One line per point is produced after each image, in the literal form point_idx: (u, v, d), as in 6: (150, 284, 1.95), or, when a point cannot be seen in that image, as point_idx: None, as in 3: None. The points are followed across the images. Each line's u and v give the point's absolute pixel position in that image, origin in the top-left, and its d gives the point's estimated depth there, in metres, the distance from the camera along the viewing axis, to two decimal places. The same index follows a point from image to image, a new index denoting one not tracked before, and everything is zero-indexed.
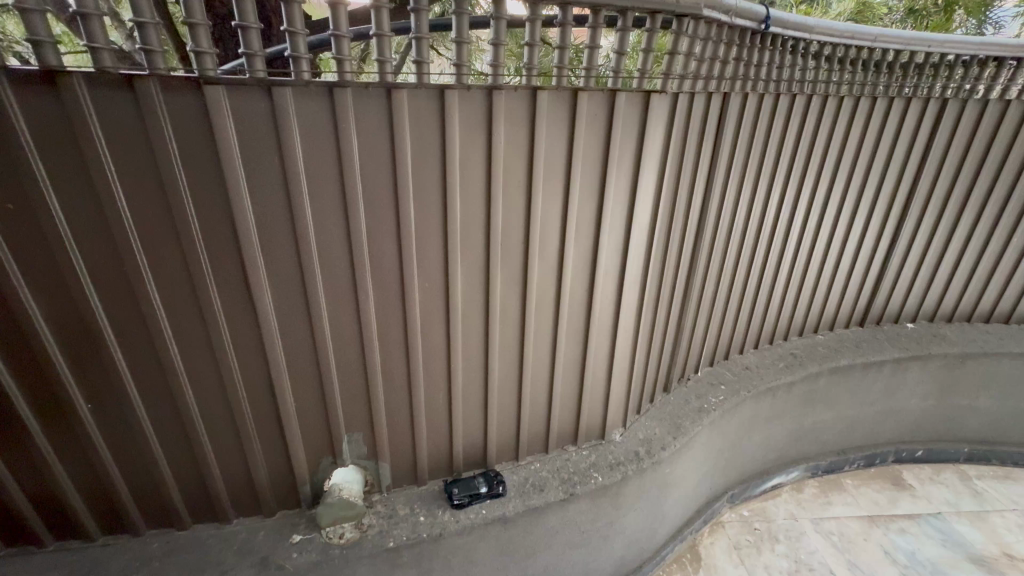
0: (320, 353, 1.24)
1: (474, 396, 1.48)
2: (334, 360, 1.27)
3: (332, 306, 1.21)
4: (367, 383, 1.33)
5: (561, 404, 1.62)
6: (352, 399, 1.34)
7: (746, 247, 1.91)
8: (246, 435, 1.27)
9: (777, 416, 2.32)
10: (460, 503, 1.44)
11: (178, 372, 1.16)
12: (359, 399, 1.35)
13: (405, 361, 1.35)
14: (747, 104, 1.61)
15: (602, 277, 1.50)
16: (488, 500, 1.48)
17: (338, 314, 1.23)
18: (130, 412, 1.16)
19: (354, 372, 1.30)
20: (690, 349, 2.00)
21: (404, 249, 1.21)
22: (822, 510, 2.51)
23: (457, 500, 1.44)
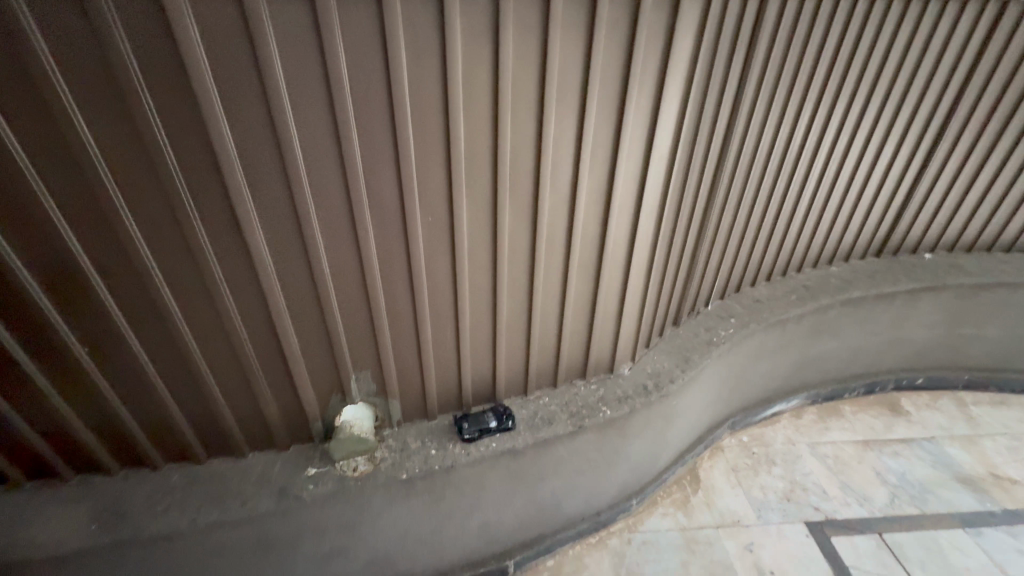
0: (322, 291, 1.20)
1: (483, 334, 1.45)
2: (336, 298, 1.23)
3: (330, 242, 1.15)
4: (372, 322, 1.29)
5: (571, 340, 1.60)
6: (357, 338, 1.31)
7: (769, 175, 1.78)
8: (252, 374, 1.26)
9: (785, 347, 2.31)
10: (470, 437, 1.46)
11: (174, 315, 1.12)
12: (365, 339, 1.32)
13: (410, 299, 1.30)
14: (785, 8, 1.41)
15: (617, 208, 1.41)
16: (498, 434, 1.50)
17: (337, 252, 1.17)
18: (130, 354, 1.15)
19: (357, 311, 1.27)
20: (702, 282, 1.94)
21: (404, 180, 1.12)
22: (819, 435, 2.59)
23: (468, 434, 1.46)
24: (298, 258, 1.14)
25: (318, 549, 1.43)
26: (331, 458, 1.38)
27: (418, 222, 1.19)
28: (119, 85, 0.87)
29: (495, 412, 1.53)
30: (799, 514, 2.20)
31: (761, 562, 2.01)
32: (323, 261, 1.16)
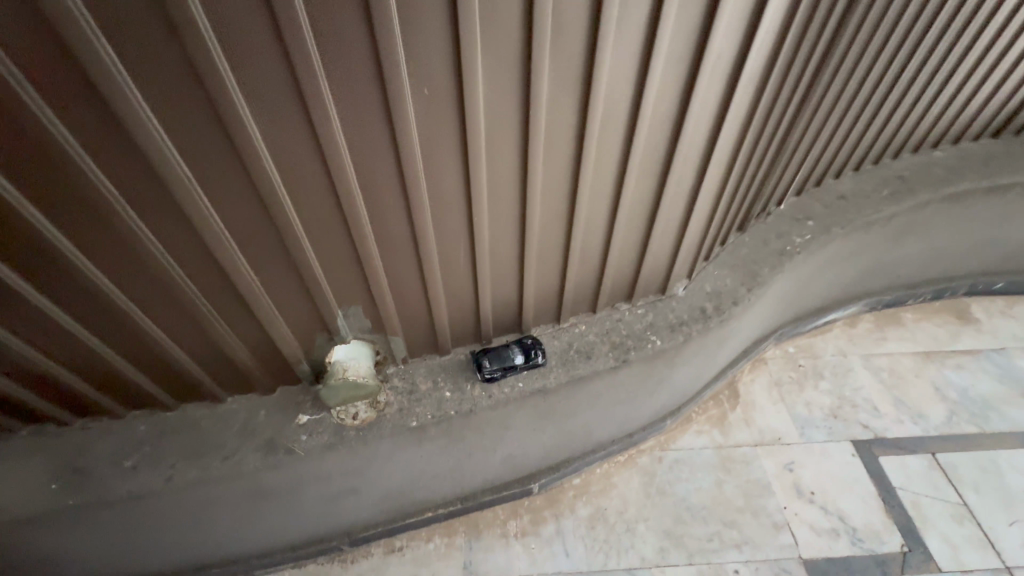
0: (271, 200, 0.85)
1: (504, 254, 1.11)
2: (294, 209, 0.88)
3: (269, 125, 0.78)
4: (352, 241, 0.96)
5: (618, 258, 1.25)
6: (334, 262, 0.99)
7: (905, 19, 1.26)
8: (199, 313, 0.96)
9: (861, 253, 1.93)
10: (490, 378, 1.21)
11: (63, 248, 0.81)
12: (347, 265, 1.00)
13: (403, 209, 0.95)
14: None
15: (706, 73, 0.96)
16: (525, 372, 1.25)
17: (285, 145, 0.81)
18: (22, 300, 0.84)
19: (327, 225, 0.93)
20: (781, 176, 1.52)
21: (375, 20, 0.71)
22: (874, 346, 2.32)
23: (488, 374, 1.20)
24: (225, 149, 0.79)
25: (322, 492, 1.27)
26: (324, 405, 1.14)
27: (403, 95, 0.79)
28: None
29: (521, 345, 1.25)
30: (846, 432, 2.03)
31: (801, 482, 1.89)
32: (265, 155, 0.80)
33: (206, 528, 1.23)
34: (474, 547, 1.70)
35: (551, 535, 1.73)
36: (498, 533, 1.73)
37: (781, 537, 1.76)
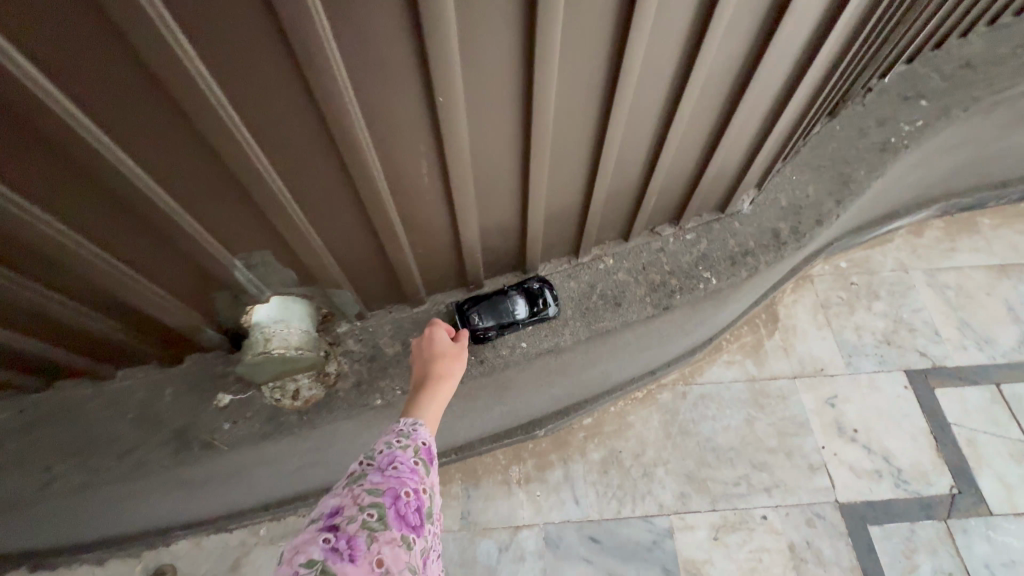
0: (24, 90, 0.45)
1: (493, 164, 0.71)
2: (84, 105, 0.49)
3: None
4: (218, 159, 0.58)
5: (669, 164, 0.83)
6: (199, 192, 0.61)
7: None
8: (7, 286, 0.61)
9: (966, 146, 1.48)
10: (480, 337, 0.89)
11: None
12: (225, 193, 0.62)
13: (301, 95, 0.55)
14: None
15: None
16: (528, 327, 0.91)
17: None
18: None
19: (163, 137, 0.54)
20: (909, 30, 1.02)
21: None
22: (941, 258, 1.96)
23: (479, 332, 0.87)
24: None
25: (277, 471, 1.02)
26: (252, 382, 0.83)
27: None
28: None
29: (523, 292, 0.90)
30: (899, 361, 1.76)
31: (843, 419, 1.65)
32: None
33: (136, 513, 1.00)
34: (472, 495, 1.53)
35: (559, 481, 1.55)
36: (499, 479, 1.55)
37: (816, 479, 1.57)
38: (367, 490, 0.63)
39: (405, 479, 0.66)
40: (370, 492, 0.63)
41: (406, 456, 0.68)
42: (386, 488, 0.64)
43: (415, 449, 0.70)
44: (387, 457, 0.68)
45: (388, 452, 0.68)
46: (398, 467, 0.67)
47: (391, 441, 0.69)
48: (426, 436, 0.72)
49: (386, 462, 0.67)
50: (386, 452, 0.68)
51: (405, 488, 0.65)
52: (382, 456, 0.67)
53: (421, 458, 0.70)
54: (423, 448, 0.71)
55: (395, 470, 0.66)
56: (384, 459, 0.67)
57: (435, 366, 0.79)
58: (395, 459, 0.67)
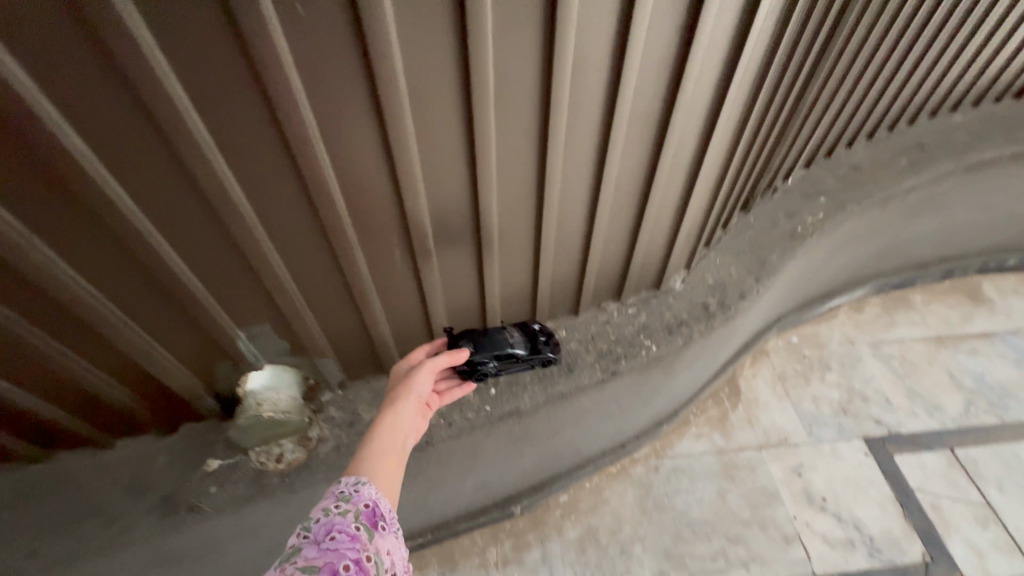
0: (109, 200, 0.63)
1: (457, 251, 0.90)
2: (148, 207, 0.66)
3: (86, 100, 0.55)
4: (208, 208, 0.69)
5: (603, 249, 1.02)
6: (197, 249, 0.73)
7: None
8: (47, 357, 0.73)
9: (874, 234, 1.73)
10: (468, 372, 0.97)
11: None
12: (241, 276, 0.78)
13: (307, 204, 0.74)
14: None
15: (711, 13, 0.72)
16: (513, 367, 1.01)
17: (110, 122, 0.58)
18: None
19: (172, 195, 0.66)
20: (792, 145, 1.29)
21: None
22: (883, 332, 2.14)
23: (476, 367, 0.95)
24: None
25: (257, 544, 1.06)
26: (240, 446, 0.92)
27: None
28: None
29: (529, 335, 1.03)
30: (857, 429, 1.85)
31: (811, 488, 1.71)
32: (33, 83, 0.52)
33: None
34: None
35: (537, 562, 1.54)
36: (476, 562, 1.54)
37: (791, 551, 1.58)
38: (300, 568, 0.59)
39: (344, 550, 0.62)
40: (304, 569, 0.58)
41: (345, 522, 0.65)
42: (323, 562, 0.59)
43: (353, 515, 0.66)
44: (324, 526, 0.64)
45: (325, 520, 0.64)
46: (337, 536, 0.63)
47: (327, 510, 0.66)
48: (368, 493, 0.70)
49: (324, 533, 0.63)
50: (322, 523, 0.64)
51: (344, 560, 0.61)
52: (318, 527, 0.63)
53: (363, 523, 0.66)
54: (365, 511, 0.68)
55: (333, 542, 0.62)
56: (321, 530, 0.63)
57: (397, 391, 0.89)
58: (333, 528, 0.64)
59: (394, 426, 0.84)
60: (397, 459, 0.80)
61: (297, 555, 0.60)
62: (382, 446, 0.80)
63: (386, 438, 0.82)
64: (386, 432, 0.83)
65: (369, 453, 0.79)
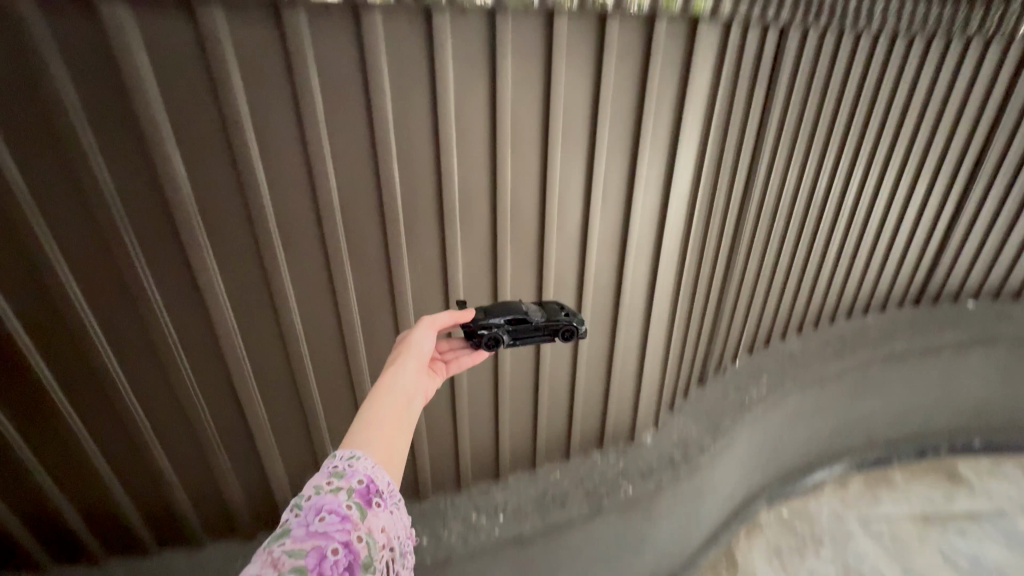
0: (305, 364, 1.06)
1: (482, 405, 1.27)
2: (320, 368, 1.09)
3: (312, 308, 1.01)
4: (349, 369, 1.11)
5: (584, 405, 1.40)
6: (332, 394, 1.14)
7: (801, 224, 1.60)
8: (219, 461, 1.11)
9: (823, 409, 2.07)
10: (478, 337, 0.94)
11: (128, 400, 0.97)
12: (345, 413, 1.17)
13: None
14: (809, 45, 1.29)
15: (634, 262, 1.24)
16: (531, 335, 0.98)
17: (315, 318, 1.02)
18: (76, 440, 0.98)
19: (335, 361, 1.09)
20: (727, 339, 1.71)
21: (384, 193, 0.93)
22: (868, 508, 2.27)
23: (485, 329, 0.93)
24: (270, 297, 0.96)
25: None
26: None
27: (401, 249, 1.00)
28: (57, 139, 0.72)
29: (547, 308, 1.02)
30: None
31: None
32: (295, 301, 0.98)
33: None
34: None
35: None
36: None
37: None
38: (285, 549, 0.52)
39: (335, 532, 0.55)
40: (291, 552, 0.51)
41: (337, 501, 0.58)
42: (313, 544, 0.52)
43: (348, 492, 0.59)
44: (314, 506, 0.56)
45: (314, 500, 0.57)
46: (327, 516, 0.56)
47: (319, 487, 0.59)
48: (364, 467, 0.63)
49: (314, 512, 0.56)
50: (311, 502, 0.57)
51: (334, 543, 0.54)
52: (306, 508, 0.56)
53: (356, 501, 0.59)
54: (358, 488, 0.61)
55: (323, 523, 0.55)
56: (310, 510, 0.56)
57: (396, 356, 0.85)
58: (323, 508, 0.56)
59: (392, 388, 0.79)
60: (397, 422, 0.74)
61: (283, 535, 0.53)
62: (379, 409, 0.75)
63: (384, 400, 0.76)
64: (386, 393, 0.78)
65: (366, 415, 0.73)
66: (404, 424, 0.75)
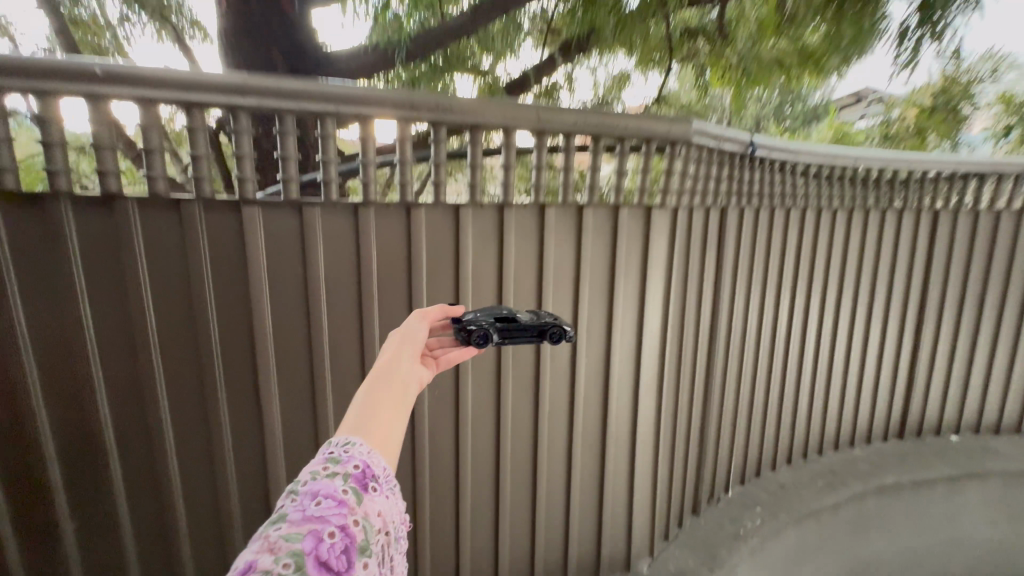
0: None
1: (484, 521, 1.36)
2: None
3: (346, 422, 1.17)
4: None
5: (579, 526, 1.48)
6: None
7: (763, 356, 1.85)
8: None
9: (827, 546, 2.05)
10: (468, 332, 0.98)
11: (175, 504, 1.06)
12: None
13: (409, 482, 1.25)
14: (744, 218, 1.66)
15: (616, 388, 1.44)
16: (518, 338, 1.03)
17: None
18: (118, 546, 1.04)
19: None
20: (717, 465, 1.82)
21: None
22: None
23: (474, 324, 0.97)
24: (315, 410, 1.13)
25: None
26: None
27: None
28: (187, 286, 0.98)
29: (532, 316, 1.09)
30: None
31: None
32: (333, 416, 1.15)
33: None
34: None
35: None
36: None
37: None
38: (282, 533, 0.50)
39: (332, 516, 0.54)
40: (288, 533, 0.50)
41: (333, 486, 0.57)
42: (310, 527, 0.51)
43: (345, 477, 0.59)
44: (310, 490, 0.55)
45: (310, 484, 0.56)
46: (323, 500, 0.55)
47: (314, 473, 0.58)
48: (361, 451, 0.63)
49: (310, 496, 0.54)
50: (307, 486, 0.56)
51: (330, 526, 0.53)
52: (302, 493, 0.55)
53: (352, 486, 0.58)
54: (354, 473, 0.60)
55: (320, 506, 0.54)
56: (306, 494, 0.55)
57: (393, 347, 0.84)
58: (319, 492, 0.55)
59: (388, 374, 0.78)
60: (394, 406, 0.74)
61: (279, 518, 0.52)
62: (376, 393, 0.74)
63: (380, 386, 0.76)
64: (381, 378, 0.77)
65: (364, 400, 0.73)
66: (400, 409, 0.75)
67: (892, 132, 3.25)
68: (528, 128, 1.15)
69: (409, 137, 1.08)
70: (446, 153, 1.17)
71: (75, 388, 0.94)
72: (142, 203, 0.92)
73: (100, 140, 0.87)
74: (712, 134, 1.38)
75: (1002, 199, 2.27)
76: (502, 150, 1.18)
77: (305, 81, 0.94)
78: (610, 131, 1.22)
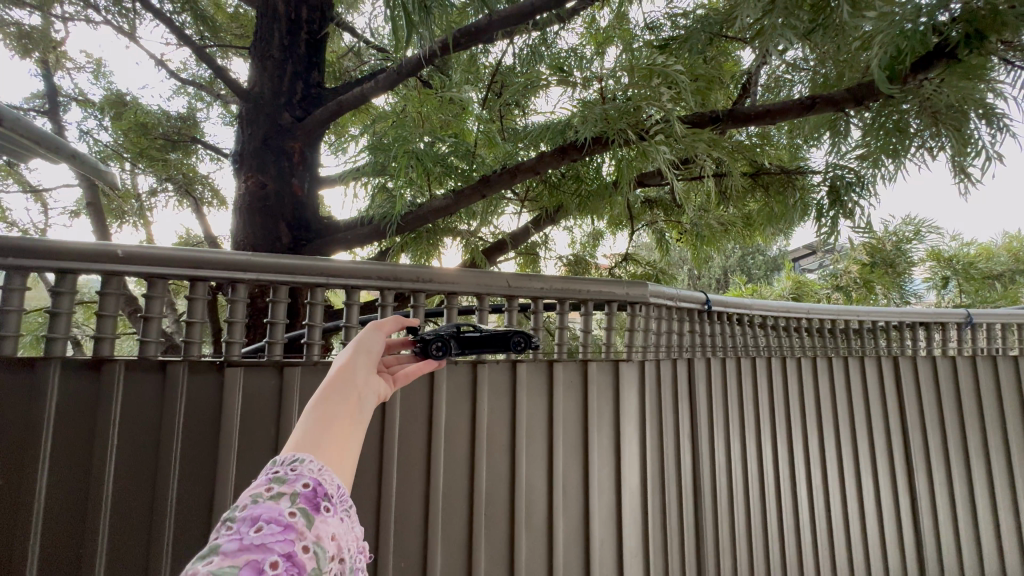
0: None
1: None
2: None
3: None
4: None
5: None
6: None
7: (754, 509, 1.77)
8: None
9: None
10: (425, 344, 0.96)
11: None
12: None
13: None
14: (711, 368, 1.73)
15: (599, 551, 1.34)
16: (475, 351, 1.07)
17: None
18: None
19: None
20: None
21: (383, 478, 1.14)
22: None
23: (432, 335, 0.97)
24: None
25: None
26: None
27: (387, 534, 1.13)
28: (156, 447, 0.98)
29: (504, 338, 1.11)
30: None
31: None
32: None
33: None
34: None
35: None
36: None
37: None
38: (212, 568, 0.45)
39: (274, 543, 0.48)
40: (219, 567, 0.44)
41: (277, 510, 0.51)
42: (247, 558, 0.46)
43: (293, 498, 0.53)
44: (250, 515, 0.50)
45: (251, 509, 0.51)
46: (265, 527, 0.49)
47: (256, 496, 0.52)
48: (310, 470, 0.57)
49: (249, 522, 0.49)
50: (246, 512, 0.50)
51: (273, 555, 0.47)
52: (240, 519, 0.49)
53: (301, 507, 0.53)
54: (304, 492, 0.54)
55: (261, 534, 0.49)
56: (246, 521, 0.49)
57: (346, 361, 0.76)
58: (260, 517, 0.50)
59: (340, 385, 0.70)
60: (349, 422, 0.66)
61: (210, 551, 0.46)
62: (328, 407, 0.66)
63: (330, 396, 0.68)
64: (335, 388, 0.69)
65: (312, 416, 0.64)
66: (356, 420, 0.68)
67: (842, 283, 3.58)
68: (500, 293, 1.28)
69: (390, 301, 1.20)
70: (425, 312, 1.27)
71: (4, 566, 0.87)
72: (129, 363, 0.97)
73: (104, 309, 0.95)
74: (668, 294, 1.53)
75: (951, 346, 2.43)
76: (477, 310, 1.30)
77: (303, 258, 1.07)
78: (574, 294, 1.36)
